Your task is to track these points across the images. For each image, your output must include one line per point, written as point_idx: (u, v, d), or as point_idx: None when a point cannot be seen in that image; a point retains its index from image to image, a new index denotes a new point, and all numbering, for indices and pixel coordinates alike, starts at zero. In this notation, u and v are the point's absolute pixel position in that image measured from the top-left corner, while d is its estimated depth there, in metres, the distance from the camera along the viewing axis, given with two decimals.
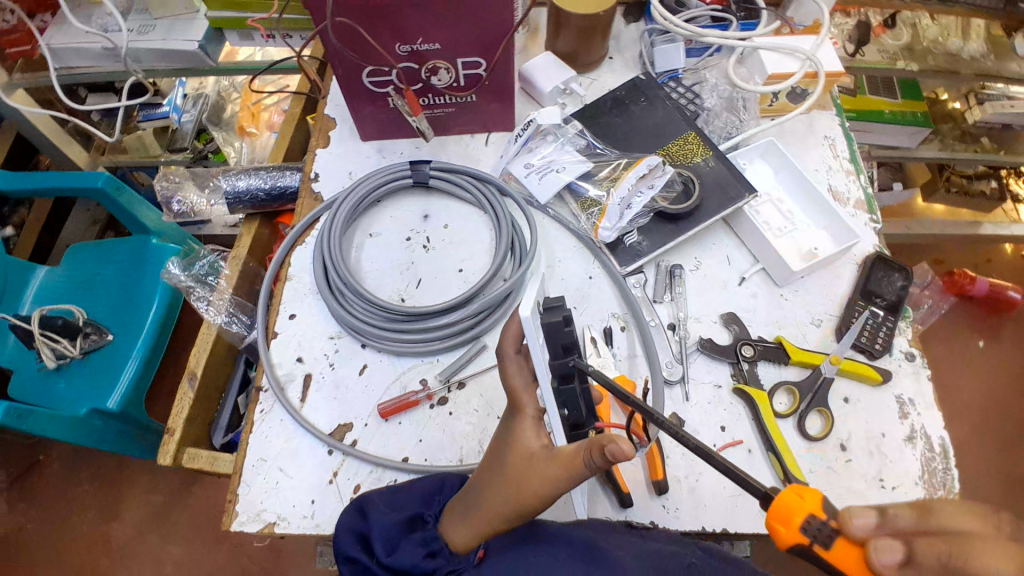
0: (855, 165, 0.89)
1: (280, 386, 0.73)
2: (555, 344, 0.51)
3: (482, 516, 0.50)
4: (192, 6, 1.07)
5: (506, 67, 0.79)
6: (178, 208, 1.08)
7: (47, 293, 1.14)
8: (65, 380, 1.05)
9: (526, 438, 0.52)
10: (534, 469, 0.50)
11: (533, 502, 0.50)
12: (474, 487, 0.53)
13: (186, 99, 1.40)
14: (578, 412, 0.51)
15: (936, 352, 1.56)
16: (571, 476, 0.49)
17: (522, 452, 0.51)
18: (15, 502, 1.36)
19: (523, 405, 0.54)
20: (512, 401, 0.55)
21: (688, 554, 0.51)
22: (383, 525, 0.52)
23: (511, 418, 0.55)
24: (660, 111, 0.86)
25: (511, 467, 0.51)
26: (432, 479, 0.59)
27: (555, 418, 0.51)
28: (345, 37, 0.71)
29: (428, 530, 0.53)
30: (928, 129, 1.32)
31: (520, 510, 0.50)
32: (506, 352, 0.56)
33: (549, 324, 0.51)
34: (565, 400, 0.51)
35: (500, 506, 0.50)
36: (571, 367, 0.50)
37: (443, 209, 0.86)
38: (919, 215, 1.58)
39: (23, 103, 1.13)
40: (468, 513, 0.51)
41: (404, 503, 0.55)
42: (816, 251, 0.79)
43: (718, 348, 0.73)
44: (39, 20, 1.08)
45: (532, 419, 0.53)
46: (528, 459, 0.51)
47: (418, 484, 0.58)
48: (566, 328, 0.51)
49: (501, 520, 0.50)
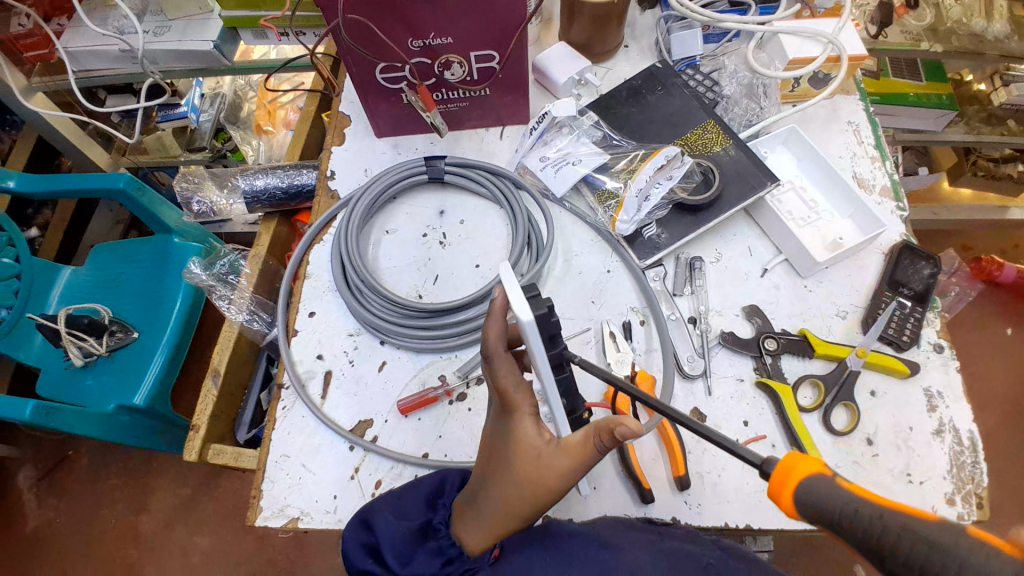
0: (880, 151, 0.87)
1: (301, 383, 0.73)
2: (546, 338, 0.50)
3: (499, 517, 0.50)
4: (206, 6, 1.08)
5: (519, 59, 0.78)
6: (199, 208, 1.11)
7: (75, 292, 1.17)
8: (92, 377, 1.08)
9: (529, 436, 0.50)
10: (545, 465, 0.49)
11: (550, 500, 0.50)
12: (483, 488, 0.51)
13: (202, 98, 1.39)
14: (576, 400, 0.54)
15: (961, 340, 1.52)
16: (582, 465, 0.49)
17: (527, 449, 0.50)
18: (46, 497, 1.40)
19: (517, 406, 0.51)
20: (505, 402, 0.52)
21: (704, 554, 0.48)
22: (392, 536, 0.52)
23: (507, 418, 0.52)
24: (677, 100, 0.85)
25: (520, 467, 0.50)
26: (434, 478, 0.59)
27: (557, 410, 0.53)
28: (357, 34, 0.71)
29: (442, 537, 0.53)
30: (953, 112, 1.28)
31: (538, 507, 0.50)
32: (495, 352, 0.53)
33: (539, 316, 0.49)
34: (565, 390, 0.53)
35: (515, 506, 0.49)
36: (563, 356, 0.51)
37: (459, 205, 0.85)
38: (945, 201, 1.54)
39: (43, 106, 1.16)
40: (484, 515, 0.50)
41: (411, 512, 0.55)
42: (841, 241, 0.77)
43: (741, 342, 0.72)
44: (55, 24, 1.10)
45: (529, 417, 0.51)
46: (536, 455, 0.50)
47: (424, 484, 0.58)
48: (552, 319, 0.49)
49: (518, 520, 0.50)
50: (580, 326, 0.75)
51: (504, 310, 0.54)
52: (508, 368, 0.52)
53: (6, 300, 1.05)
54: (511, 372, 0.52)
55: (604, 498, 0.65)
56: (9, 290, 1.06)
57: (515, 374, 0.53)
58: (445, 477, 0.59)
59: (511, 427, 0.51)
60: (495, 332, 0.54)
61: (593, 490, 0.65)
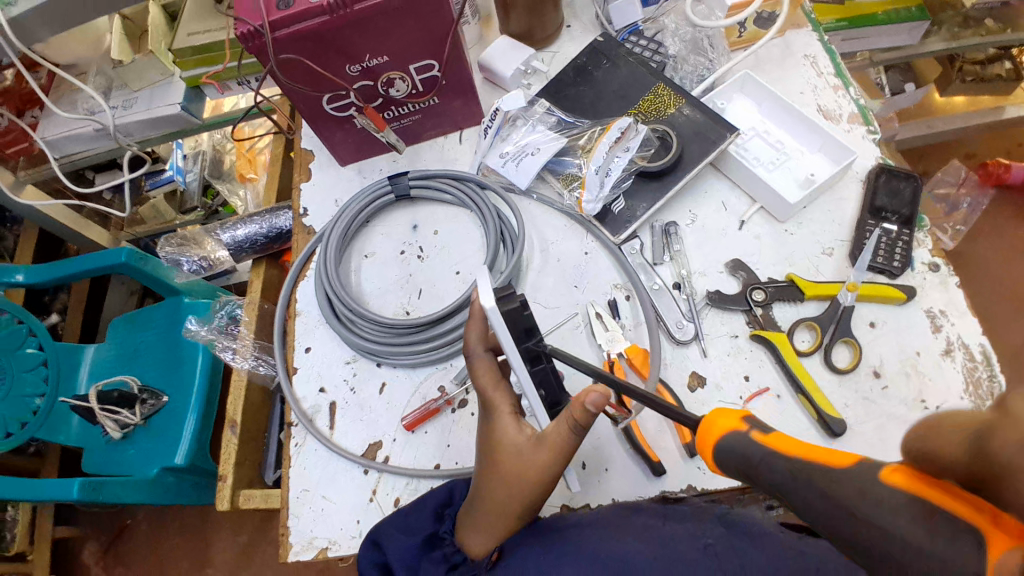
0: (842, 78, 0.85)
1: (309, 419, 0.75)
2: (521, 332, 0.54)
3: (494, 519, 0.54)
4: (166, 71, 1.10)
5: (459, 62, 0.79)
6: (191, 267, 1.17)
7: (102, 369, 1.19)
8: (132, 446, 1.12)
9: (510, 435, 0.55)
10: (527, 463, 0.53)
11: (534, 492, 0.54)
12: (479, 495, 0.55)
13: (186, 159, 1.45)
14: (554, 389, 0.56)
15: (986, 249, 1.46)
16: (559, 460, 0.53)
17: (508, 445, 0.55)
18: (114, 568, 1.46)
19: (496, 405, 0.57)
20: (485, 401, 0.57)
21: (704, 535, 0.50)
22: (401, 553, 0.56)
23: (488, 416, 0.57)
24: (624, 70, 0.84)
25: (504, 465, 0.54)
26: (441, 491, 0.63)
27: (536, 402, 0.55)
28: (294, 72, 0.72)
29: (447, 545, 0.57)
30: (927, 21, 1.23)
31: (528, 502, 0.54)
32: (475, 351, 0.59)
33: (509, 312, 0.53)
34: (543, 381, 0.56)
35: (508, 509, 0.53)
36: (537, 350, 0.54)
37: (430, 216, 0.86)
38: (937, 113, 1.48)
39: (34, 198, 1.18)
40: (478, 520, 0.55)
41: (416, 526, 0.59)
42: (813, 177, 0.75)
43: (728, 298, 0.71)
44: (30, 117, 1.14)
45: (509, 415, 0.56)
46: (518, 451, 0.54)
47: (429, 501, 0.62)
48: (525, 313, 0.54)
49: (507, 517, 0.53)
50: (567, 313, 0.75)
51: (481, 314, 0.58)
52: (488, 368, 0.58)
53: (39, 388, 1.07)
54: (492, 371, 0.58)
55: (616, 477, 0.66)
56: (39, 377, 1.08)
57: (497, 373, 0.59)
58: (453, 488, 0.63)
59: (492, 426, 0.56)
60: (473, 334, 0.59)
61: (605, 471, 0.66)
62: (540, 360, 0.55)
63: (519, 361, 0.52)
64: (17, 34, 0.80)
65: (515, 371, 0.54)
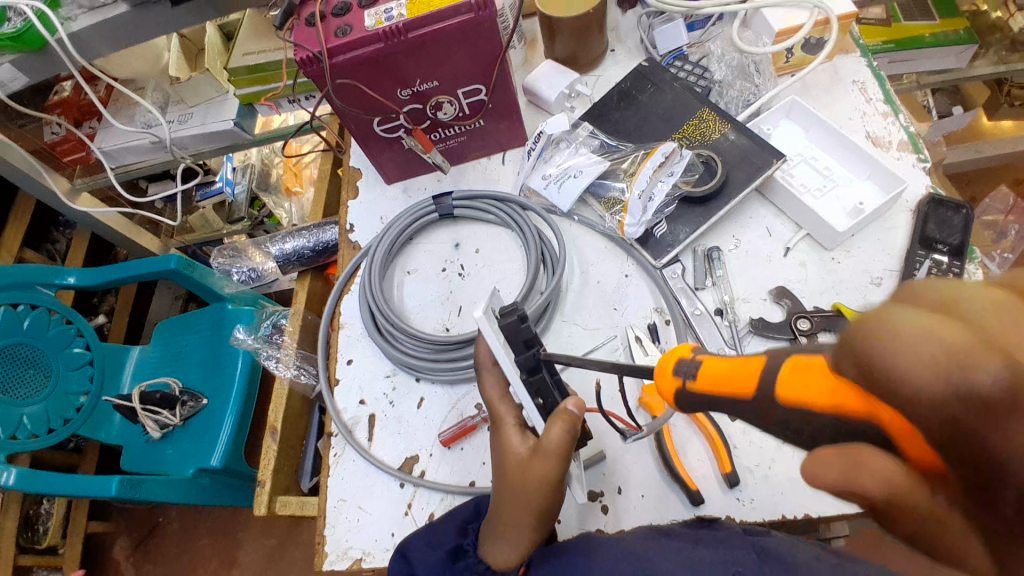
0: (892, 105, 0.84)
1: (349, 429, 0.77)
2: (522, 342, 0.58)
3: (512, 533, 0.56)
4: (221, 88, 1.17)
5: (506, 86, 0.81)
6: (241, 276, 1.24)
7: (144, 370, 1.24)
8: (170, 445, 1.16)
9: (515, 446, 0.58)
10: (538, 483, 0.55)
11: (548, 503, 0.56)
12: (501, 509, 0.57)
13: (235, 171, 1.50)
14: (552, 397, 0.59)
15: None
16: None
17: (513, 459, 0.57)
18: (143, 565, 1.50)
19: (502, 417, 0.61)
20: (492, 414, 0.62)
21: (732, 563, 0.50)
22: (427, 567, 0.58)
23: (495, 430, 0.62)
24: (669, 94, 0.85)
25: (514, 479, 0.56)
26: (466, 507, 0.65)
27: (532, 408, 0.58)
28: (348, 96, 0.76)
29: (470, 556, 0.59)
30: (975, 44, 1.22)
31: (541, 507, 0.55)
32: (485, 365, 0.64)
33: (507, 325, 0.58)
34: (540, 389, 0.59)
35: (525, 521, 0.55)
36: (534, 358, 0.58)
37: (471, 235, 0.88)
38: (985, 138, 1.44)
39: (89, 205, 1.27)
40: (498, 531, 0.57)
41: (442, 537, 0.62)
42: (862, 206, 0.74)
43: (772, 327, 0.70)
44: (87, 127, 1.22)
45: (512, 426, 0.60)
46: (522, 461, 0.56)
47: (454, 517, 0.64)
48: (523, 326, 0.58)
49: (523, 529, 0.56)
50: (606, 336, 0.75)
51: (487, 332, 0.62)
52: (495, 383, 0.63)
53: (83, 386, 1.11)
54: (498, 386, 0.63)
55: (654, 503, 0.65)
56: (84, 376, 1.12)
57: (501, 389, 0.63)
58: (478, 503, 0.66)
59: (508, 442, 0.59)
60: (484, 351, 0.64)
61: (641, 497, 0.66)
62: (538, 370, 0.59)
63: (513, 370, 0.56)
64: (78, 50, 0.85)
65: (511, 381, 0.58)
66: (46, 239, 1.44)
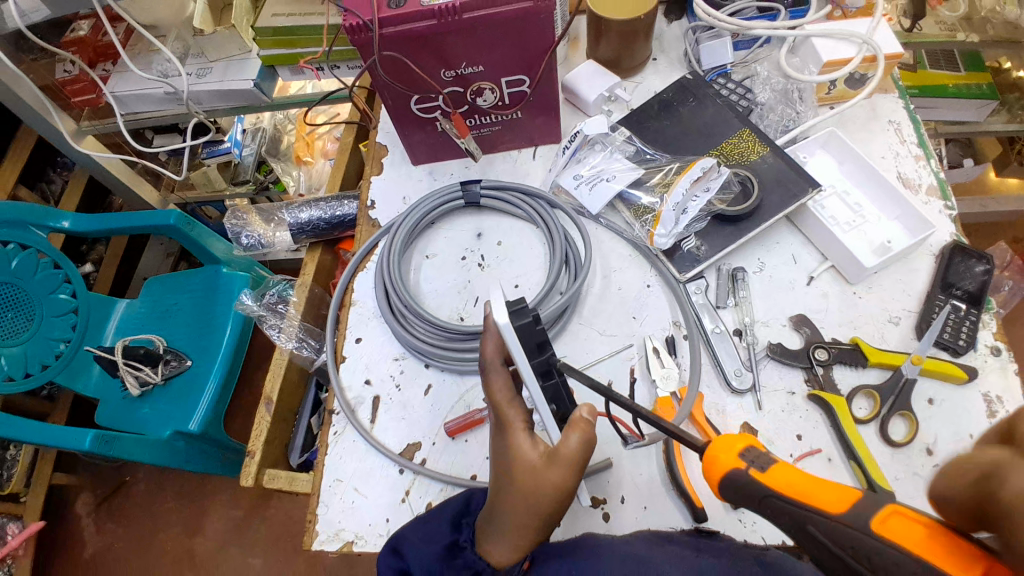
0: (924, 149, 0.84)
1: (351, 409, 0.75)
2: (535, 345, 0.57)
3: (515, 534, 0.55)
4: (245, 46, 1.13)
5: (550, 80, 0.80)
6: (247, 242, 1.16)
7: (129, 324, 1.21)
8: (147, 406, 1.13)
9: (525, 451, 0.56)
10: (543, 483, 0.54)
11: (556, 505, 0.55)
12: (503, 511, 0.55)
13: (244, 134, 1.47)
14: (565, 403, 0.60)
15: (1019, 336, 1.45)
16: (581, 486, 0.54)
17: (524, 464, 0.56)
18: (104, 523, 1.47)
19: (510, 421, 0.58)
20: (500, 419, 0.59)
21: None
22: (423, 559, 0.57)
23: (502, 433, 0.59)
24: (711, 109, 0.84)
25: (520, 478, 0.55)
26: (461, 500, 0.64)
27: (547, 414, 0.58)
28: (391, 69, 0.74)
29: (468, 552, 0.58)
30: (995, 101, 1.23)
31: (549, 508, 0.54)
32: (494, 364, 0.61)
33: (523, 327, 0.57)
34: (553, 395, 0.59)
35: (527, 522, 0.54)
36: (548, 363, 0.58)
37: (495, 227, 0.87)
38: (991, 192, 1.47)
39: (94, 149, 1.24)
40: (500, 531, 0.55)
41: (437, 534, 0.60)
42: (890, 245, 0.74)
43: (789, 353, 0.70)
44: (101, 69, 1.17)
45: (522, 432, 0.58)
46: (534, 467, 0.55)
47: (449, 510, 0.62)
48: (538, 328, 0.57)
49: (528, 531, 0.55)
50: (623, 343, 0.75)
51: (495, 333, 0.62)
52: (503, 383, 0.60)
53: (64, 333, 1.08)
54: (506, 388, 0.60)
55: (655, 517, 0.65)
56: (67, 323, 1.08)
57: (512, 391, 0.61)
58: (471, 497, 0.64)
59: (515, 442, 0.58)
60: (491, 348, 0.62)
61: (644, 509, 0.65)
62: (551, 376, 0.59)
63: (530, 377, 0.56)
64: None
65: (527, 386, 0.58)
66: (41, 179, 1.39)
